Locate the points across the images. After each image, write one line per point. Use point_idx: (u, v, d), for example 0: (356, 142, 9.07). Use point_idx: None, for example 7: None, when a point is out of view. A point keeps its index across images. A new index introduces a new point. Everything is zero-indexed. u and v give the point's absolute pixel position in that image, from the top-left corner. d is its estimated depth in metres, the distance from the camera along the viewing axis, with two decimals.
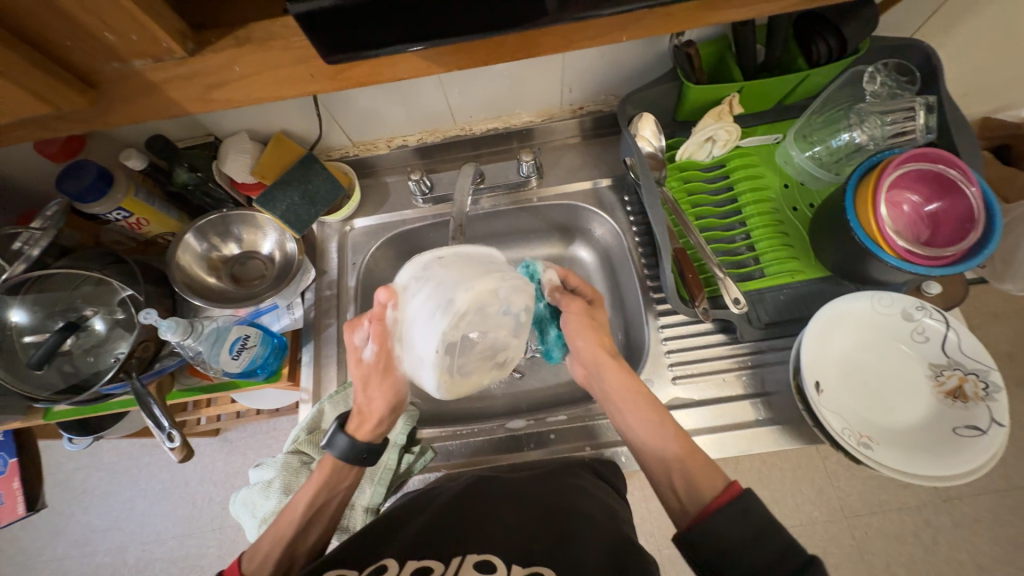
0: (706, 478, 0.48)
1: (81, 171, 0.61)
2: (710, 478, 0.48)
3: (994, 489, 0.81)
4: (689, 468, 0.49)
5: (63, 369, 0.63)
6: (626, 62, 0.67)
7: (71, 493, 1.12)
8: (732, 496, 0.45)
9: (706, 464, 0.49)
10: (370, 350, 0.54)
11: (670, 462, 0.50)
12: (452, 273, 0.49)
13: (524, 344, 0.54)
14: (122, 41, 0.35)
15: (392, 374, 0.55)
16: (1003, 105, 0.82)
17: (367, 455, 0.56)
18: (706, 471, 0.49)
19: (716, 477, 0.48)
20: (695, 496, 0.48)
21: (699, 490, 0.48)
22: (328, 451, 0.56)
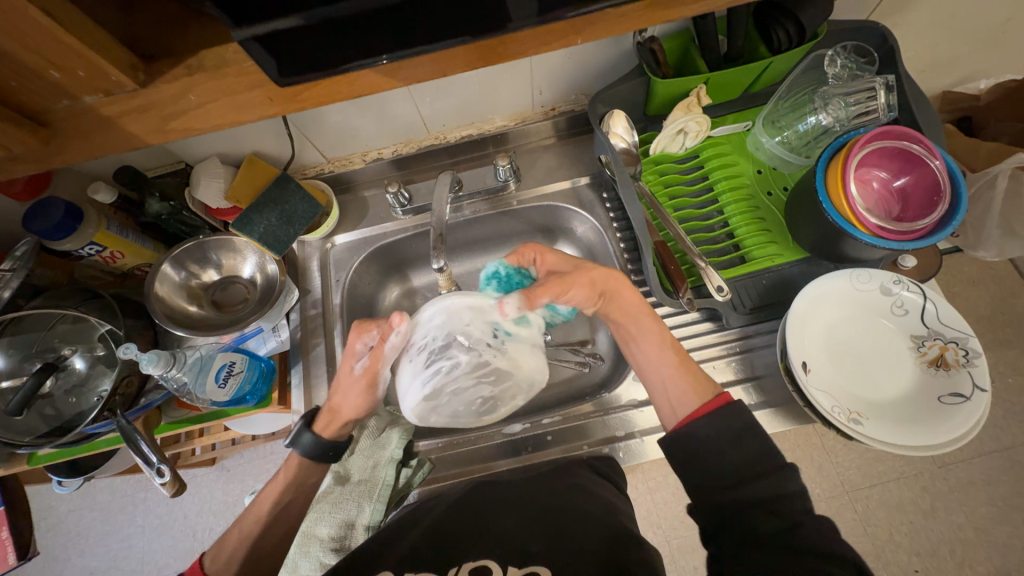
0: (699, 389, 0.51)
1: (48, 208, 0.59)
2: (704, 386, 0.51)
3: (985, 451, 0.83)
4: (685, 376, 0.52)
5: (45, 413, 0.61)
6: (592, 62, 0.67)
7: (65, 537, 1.09)
8: (723, 401, 0.48)
9: (702, 378, 0.52)
10: (362, 363, 0.57)
11: (665, 371, 0.54)
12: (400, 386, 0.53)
13: (526, 371, 0.54)
14: (71, 77, 0.35)
15: (376, 387, 0.58)
16: (961, 78, 0.85)
17: (332, 453, 0.60)
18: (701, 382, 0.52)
19: (709, 388, 0.51)
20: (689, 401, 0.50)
21: (691, 396, 0.51)
22: (294, 449, 0.60)
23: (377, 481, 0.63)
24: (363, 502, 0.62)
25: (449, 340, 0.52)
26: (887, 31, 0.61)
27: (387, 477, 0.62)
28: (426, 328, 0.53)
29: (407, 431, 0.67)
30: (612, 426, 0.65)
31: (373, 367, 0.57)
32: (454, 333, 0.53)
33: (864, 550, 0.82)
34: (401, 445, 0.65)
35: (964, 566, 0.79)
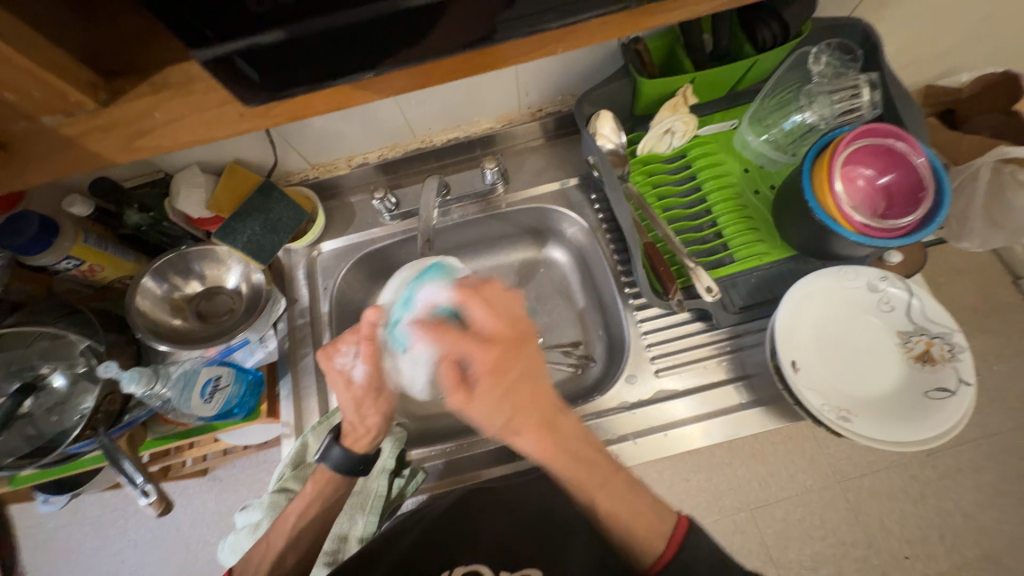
0: (653, 531, 0.45)
1: (21, 223, 0.57)
2: (659, 510, 0.47)
3: (972, 438, 0.85)
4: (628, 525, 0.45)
5: (26, 433, 0.59)
6: (577, 64, 0.67)
7: (55, 554, 1.07)
8: (683, 529, 0.46)
9: (653, 500, 0.48)
10: (361, 370, 0.55)
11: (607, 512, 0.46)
12: (404, 374, 0.55)
13: None
14: (25, 98, 0.34)
15: (384, 385, 0.57)
16: (942, 72, 0.85)
17: (362, 468, 0.58)
18: (654, 509, 0.47)
19: (665, 512, 0.47)
20: (643, 545, 0.45)
21: (642, 540, 0.45)
22: (322, 463, 0.58)
23: (369, 492, 0.63)
24: (355, 514, 0.62)
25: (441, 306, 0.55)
26: (868, 27, 0.61)
27: (380, 487, 0.62)
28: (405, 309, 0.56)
29: (399, 439, 0.65)
30: (606, 430, 0.63)
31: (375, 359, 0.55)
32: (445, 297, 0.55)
33: (856, 539, 0.83)
34: (393, 455, 0.63)
35: (953, 551, 0.81)
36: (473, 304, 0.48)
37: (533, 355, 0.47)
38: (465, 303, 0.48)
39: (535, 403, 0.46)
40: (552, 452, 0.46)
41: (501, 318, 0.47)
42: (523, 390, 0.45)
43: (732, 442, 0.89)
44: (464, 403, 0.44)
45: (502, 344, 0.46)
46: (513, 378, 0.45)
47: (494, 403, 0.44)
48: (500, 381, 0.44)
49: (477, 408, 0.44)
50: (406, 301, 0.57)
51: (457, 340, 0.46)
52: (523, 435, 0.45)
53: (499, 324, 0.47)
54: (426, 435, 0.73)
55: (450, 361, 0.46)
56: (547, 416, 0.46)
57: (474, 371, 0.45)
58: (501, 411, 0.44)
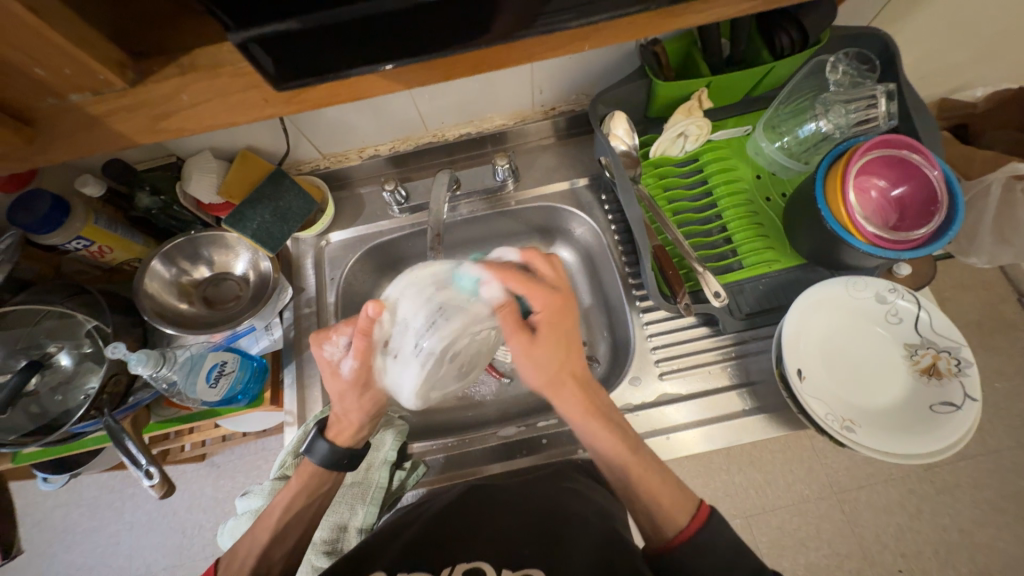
0: (675, 507, 0.49)
1: (34, 201, 0.58)
2: (679, 492, 0.51)
3: (972, 454, 0.84)
4: (655, 495, 0.50)
5: (30, 411, 0.59)
6: (595, 63, 0.67)
7: (51, 532, 1.07)
8: (703, 516, 0.48)
9: (676, 483, 0.51)
10: (349, 365, 0.55)
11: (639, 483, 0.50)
12: (393, 377, 0.52)
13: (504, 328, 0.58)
14: (55, 76, 0.34)
15: (370, 388, 0.56)
16: (957, 86, 0.85)
17: (348, 461, 0.58)
18: (676, 492, 0.50)
19: (685, 497, 0.50)
20: (667, 517, 0.49)
21: (667, 513, 0.49)
22: (308, 458, 0.57)
23: (369, 483, 0.63)
24: (356, 505, 0.62)
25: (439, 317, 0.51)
26: (887, 38, 0.61)
27: (381, 479, 0.62)
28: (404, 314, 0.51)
29: (401, 433, 0.65)
30: None
31: (366, 361, 0.54)
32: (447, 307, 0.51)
33: (850, 550, 0.83)
34: (395, 447, 0.64)
35: (948, 566, 0.81)
36: (539, 262, 0.53)
37: (574, 321, 0.53)
38: (529, 261, 0.53)
39: (573, 363, 0.53)
40: (586, 410, 0.52)
41: (554, 282, 0.53)
42: (570, 345, 0.52)
43: (731, 449, 0.89)
44: (523, 347, 0.51)
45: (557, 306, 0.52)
46: (563, 336, 0.52)
47: (545, 360, 0.51)
48: (555, 333, 0.52)
49: (536, 353, 0.51)
50: (455, 272, 0.54)
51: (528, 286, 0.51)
52: (567, 385, 0.52)
53: (556, 282, 0.53)
54: (427, 429, 0.73)
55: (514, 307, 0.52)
56: (585, 376, 0.54)
57: (536, 316, 0.52)
58: (551, 363, 0.52)
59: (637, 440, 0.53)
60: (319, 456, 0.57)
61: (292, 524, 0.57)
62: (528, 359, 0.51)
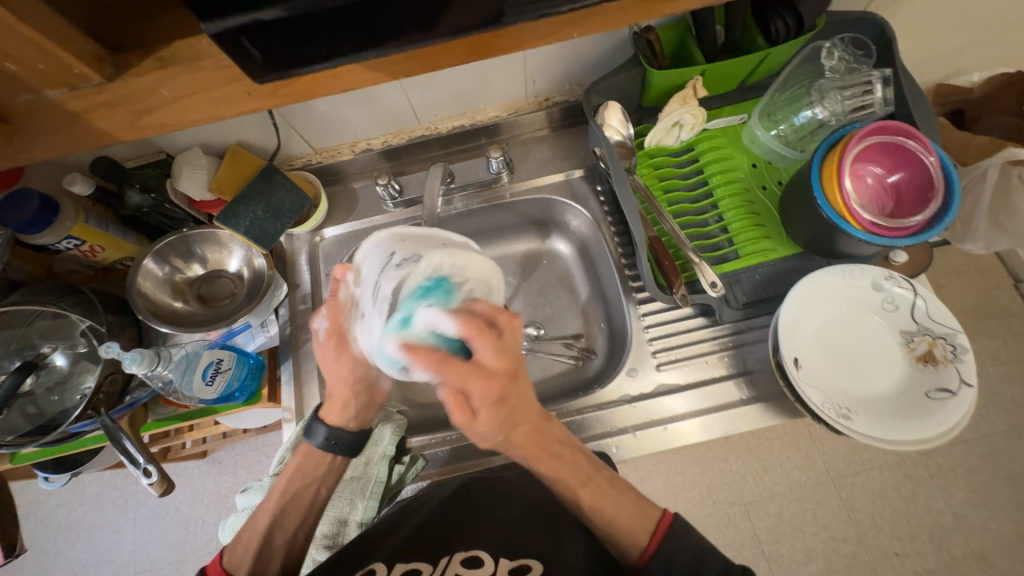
0: (637, 528, 0.49)
1: (22, 200, 0.57)
2: (642, 509, 0.50)
3: (967, 438, 0.85)
4: (611, 522, 0.49)
5: (27, 411, 0.59)
6: (587, 51, 0.66)
7: (54, 531, 1.08)
8: (668, 524, 0.48)
9: (637, 499, 0.51)
10: (324, 324, 0.53)
11: (597, 513, 0.49)
12: (366, 341, 0.49)
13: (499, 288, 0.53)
14: (31, 70, 0.34)
15: (348, 348, 0.54)
16: (954, 71, 0.85)
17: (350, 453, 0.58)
18: (638, 508, 0.50)
19: (649, 508, 0.50)
20: (625, 540, 0.48)
21: (621, 534, 0.49)
22: (307, 440, 0.58)
23: (368, 478, 0.63)
24: (355, 499, 0.62)
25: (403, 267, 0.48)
26: (883, 21, 0.61)
27: (379, 473, 0.62)
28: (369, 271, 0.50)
29: (400, 426, 0.65)
30: (605, 422, 0.64)
31: (339, 323, 0.53)
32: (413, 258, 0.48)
33: (846, 534, 0.84)
34: (394, 441, 0.63)
35: (942, 549, 0.82)
36: (481, 342, 0.42)
37: (525, 389, 0.46)
38: (471, 339, 0.42)
39: (528, 419, 0.48)
40: (536, 455, 0.49)
41: (502, 358, 0.43)
42: (518, 414, 0.46)
43: (729, 437, 0.90)
44: (466, 423, 0.44)
45: (502, 381, 0.43)
46: (512, 406, 0.46)
47: (493, 430, 0.45)
48: (502, 410, 0.44)
49: (478, 428, 0.44)
50: (416, 296, 0.46)
51: (454, 369, 0.41)
52: (517, 444, 0.49)
53: (502, 360, 0.43)
54: (425, 424, 0.73)
55: (451, 386, 0.42)
56: (537, 424, 0.49)
57: (473, 402, 0.43)
58: (502, 429, 0.46)
59: (598, 462, 0.52)
60: (320, 441, 0.57)
61: (290, 519, 0.57)
62: (473, 433, 0.45)
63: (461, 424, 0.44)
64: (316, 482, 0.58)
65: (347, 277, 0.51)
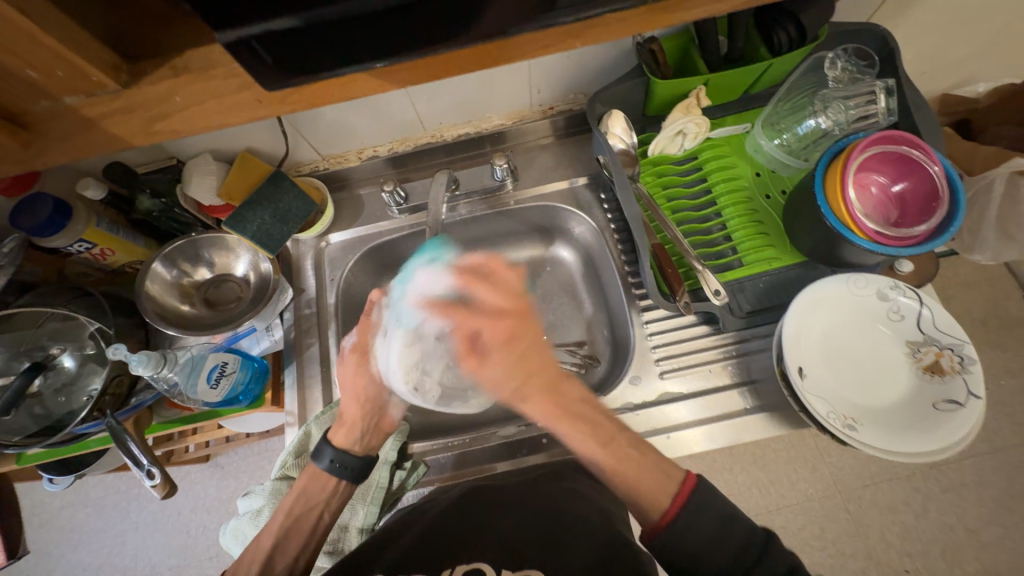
0: (657, 490, 0.47)
1: (37, 204, 0.58)
2: (664, 472, 0.48)
3: (978, 452, 0.84)
4: (633, 481, 0.47)
5: (34, 412, 0.60)
6: (592, 61, 0.67)
7: (58, 533, 1.08)
8: (690, 486, 0.46)
9: (659, 460, 0.49)
10: (354, 338, 0.61)
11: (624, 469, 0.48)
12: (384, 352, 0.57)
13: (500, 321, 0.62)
14: (49, 78, 0.35)
15: (368, 363, 0.60)
16: (958, 82, 0.85)
17: (352, 460, 0.57)
18: (661, 469, 0.48)
19: (671, 470, 0.48)
20: (648, 500, 0.47)
21: (645, 491, 0.47)
22: (313, 462, 0.57)
23: (370, 483, 0.63)
24: (356, 505, 0.63)
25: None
26: (887, 32, 0.61)
27: (381, 479, 0.62)
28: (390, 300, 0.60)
29: (403, 433, 0.65)
30: None
31: (365, 342, 0.60)
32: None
33: (855, 550, 0.82)
34: (395, 448, 0.63)
35: (954, 565, 0.80)
36: (479, 286, 0.56)
37: (535, 327, 0.54)
38: (470, 288, 0.56)
39: (538, 372, 0.51)
40: (557, 412, 0.50)
41: (507, 292, 0.56)
42: (532, 359, 0.52)
43: (733, 448, 0.89)
44: (477, 368, 0.53)
45: (510, 316, 0.54)
46: (523, 349, 0.53)
47: (504, 369, 0.51)
48: (509, 347, 0.52)
49: (488, 372, 0.52)
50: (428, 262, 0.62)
51: (463, 313, 0.56)
52: (530, 399, 0.51)
53: (502, 296, 0.55)
54: (428, 430, 0.72)
55: (462, 330, 0.55)
56: (551, 378, 0.51)
57: (483, 337, 0.54)
58: (512, 376, 0.51)
59: (619, 422, 0.51)
60: (326, 464, 0.57)
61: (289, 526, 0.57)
62: (491, 371, 0.52)
63: (478, 362, 0.53)
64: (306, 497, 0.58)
65: (379, 301, 0.60)
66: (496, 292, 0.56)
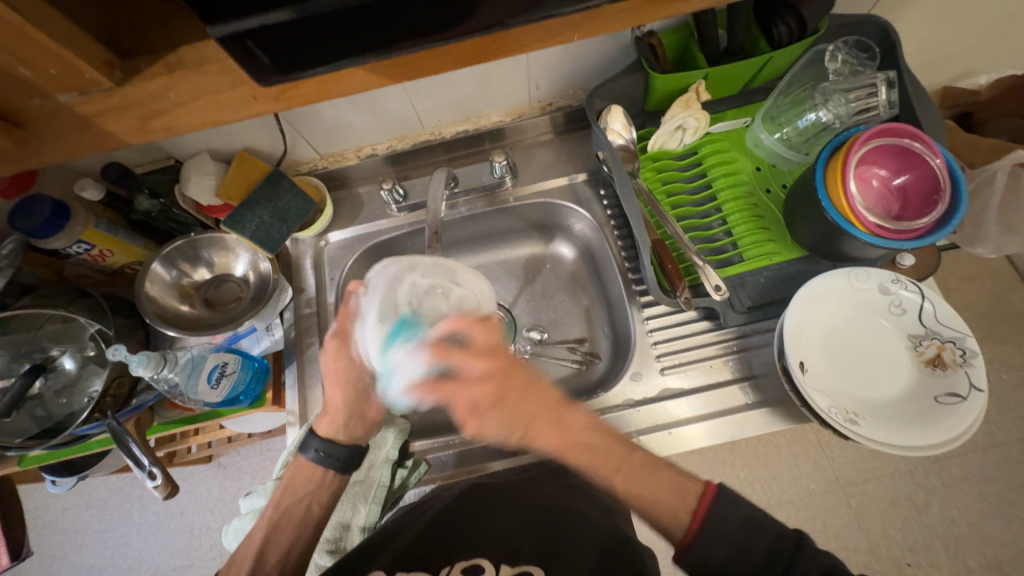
0: (676, 505, 0.47)
1: (35, 205, 0.58)
2: (679, 487, 0.48)
3: (980, 446, 0.83)
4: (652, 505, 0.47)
5: (36, 414, 0.60)
6: (590, 56, 0.66)
7: (62, 534, 1.09)
8: (709, 498, 0.46)
9: (675, 475, 0.49)
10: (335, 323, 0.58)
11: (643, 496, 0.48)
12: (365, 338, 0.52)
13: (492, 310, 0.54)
14: (43, 75, 0.34)
15: (348, 348, 0.57)
16: (959, 74, 0.84)
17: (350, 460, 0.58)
18: (676, 484, 0.48)
19: (688, 484, 0.48)
20: (666, 519, 0.47)
21: (662, 511, 0.47)
22: (301, 454, 0.57)
23: (372, 482, 0.63)
24: (358, 503, 0.62)
25: (429, 294, 0.53)
26: (887, 24, 0.61)
27: (382, 477, 0.62)
28: (387, 297, 0.53)
29: (403, 430, 0.65)
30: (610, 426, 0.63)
31: (344, 326, 0.58)
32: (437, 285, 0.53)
33: (857, 544, 0.82)
34: (397, 446, 0.63)
35: (956, 559, 0.80)
36: (456, 354, 0.50)
37: (527, 381, 0.51)
38: (443, 360, 0.50)
39: (538, 412, 0.50)
40: (565, 444, 0.50)
41: (484, 358, 0.50)
42: (529, 402, 0.50)
43: (735, 444, 0.89)
44: (480, 429, 0.51)
45: (495, 376, 0.50)
46: (515, 401, 0.50)
47: (506, 420, 0.50)
48: (503, 408, 0.50)
49: (490, 430, 0.50)
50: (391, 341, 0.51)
51: (448, 388, 0.50)
52: (538, 439, 0.50)
53: (479, 364, 0.50)
54: (429, 428, 0.72)
55: (456, 396, 0.50)
56: (552, 412, 0.50)
57: (479, 400, 0.50)
58: (515, 428, 0.50)
59: (631, 443, 0.51)
60: (313, 455, 0.57)
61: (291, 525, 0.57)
62: (498, 424, 0.50)
63: (483, 418, 0.50)
64: (306, 501, 0.57)
65: (357, 290, 0.56)
66: (473, 361, 0.50)
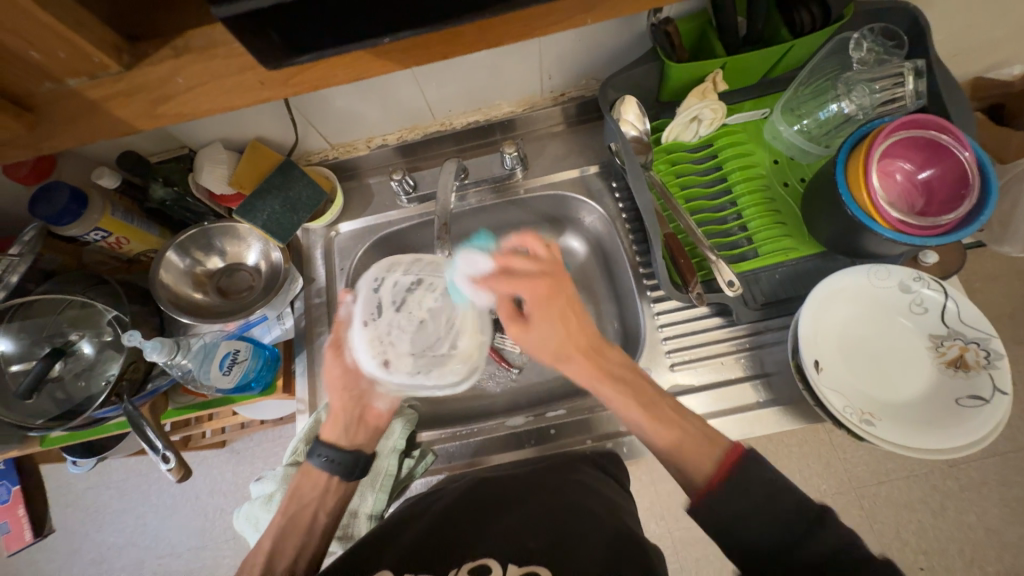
0: (699, 455, 0.46)
1: (53, 193, 0.59)
2: (703, 437, 0.48)
3: (1001, 451, 0.81)
4: (676, 451, 0.47)
5: (56, 396, 0.61)
6: (604, 44, 0.65)
7: (82, 514, 1.12)
8: (735, 457, 0.44)
9: (698, 425, 0.49)
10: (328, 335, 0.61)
11: (671, 442, 0.48)
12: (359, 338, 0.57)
13: None
14: (51, 59, 0.35)
15: (343, 354, 0.59)
16: (993, 65, 0.80)
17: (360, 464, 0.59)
18: (698, 433, 0.48)
19: (713, 437, 0.47)
20: (692, 466, 0.46)
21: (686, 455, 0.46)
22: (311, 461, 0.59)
23: (379, 470, 0.63)
24: (365, 491, 0.63)
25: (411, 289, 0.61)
26: (917, 12, 0.58)
27: (389, 467, 0.62)
28: (370, 299, 0.58)
29: (410, 421, 0.65)
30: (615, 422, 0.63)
31: (338, 335, 0.60)
32: (416, 279, 0.61)
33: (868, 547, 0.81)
34: (404, 436, 0.63)
35: (972, 565, 0.78)
36: (518, 258, 0.55)
37: (573, 291, 0.54)
38: (507, 261, 0.55)
39: (574, 334, 0.53)
40: (599, 373, 0.52)
41: (545, 262, 0.55)
42: (571, 313, 0.53)
43: (745, 442, 0.88)
44: (524, 334, 0.54)
45: (548, 277, 0.54)
46: (567, 304, 0.54)
47: (549, 332, 0.53)
48: (552, 307, 0.53)
49: (534, 334, 0.53)
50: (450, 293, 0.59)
51: (508, 281, 0.54)
52: (570, 359, 0.53)
53: (542, 263, 0.55)
54: (436, 419, 0.73)
55: (506, 298, 0.55)
56: (593, 342, 0.53)
57: (527, 303, 0.53)
58: (554, 337, 0.53)
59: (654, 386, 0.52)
60: (320, 461, 0.58)
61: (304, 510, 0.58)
62: (534, 335, 0.53)
63: (527, 328, 0.53)
64: (318, 504, 0.58)
65: (347, 299, 0.58)
66: (534, 263, 0.55)
